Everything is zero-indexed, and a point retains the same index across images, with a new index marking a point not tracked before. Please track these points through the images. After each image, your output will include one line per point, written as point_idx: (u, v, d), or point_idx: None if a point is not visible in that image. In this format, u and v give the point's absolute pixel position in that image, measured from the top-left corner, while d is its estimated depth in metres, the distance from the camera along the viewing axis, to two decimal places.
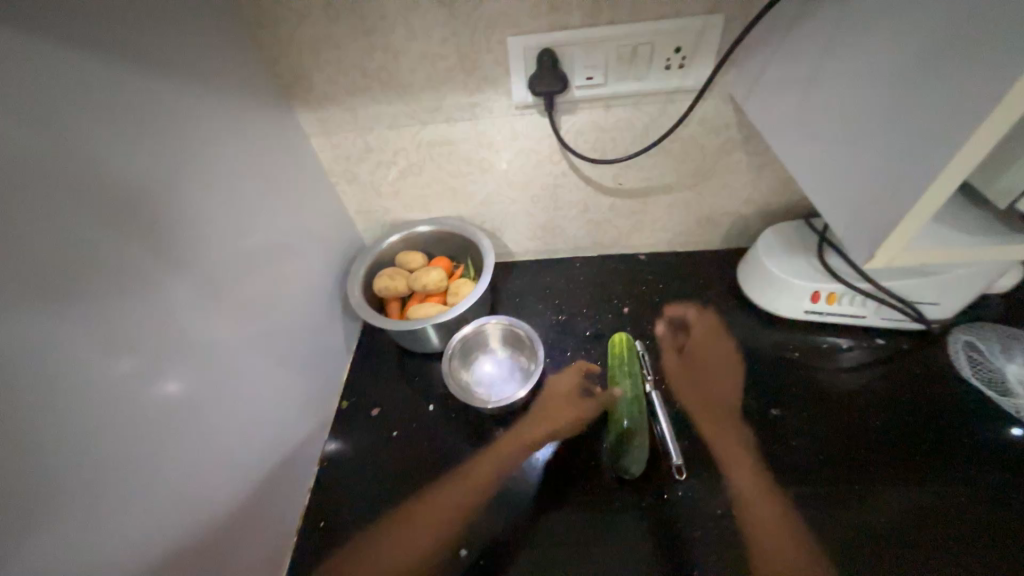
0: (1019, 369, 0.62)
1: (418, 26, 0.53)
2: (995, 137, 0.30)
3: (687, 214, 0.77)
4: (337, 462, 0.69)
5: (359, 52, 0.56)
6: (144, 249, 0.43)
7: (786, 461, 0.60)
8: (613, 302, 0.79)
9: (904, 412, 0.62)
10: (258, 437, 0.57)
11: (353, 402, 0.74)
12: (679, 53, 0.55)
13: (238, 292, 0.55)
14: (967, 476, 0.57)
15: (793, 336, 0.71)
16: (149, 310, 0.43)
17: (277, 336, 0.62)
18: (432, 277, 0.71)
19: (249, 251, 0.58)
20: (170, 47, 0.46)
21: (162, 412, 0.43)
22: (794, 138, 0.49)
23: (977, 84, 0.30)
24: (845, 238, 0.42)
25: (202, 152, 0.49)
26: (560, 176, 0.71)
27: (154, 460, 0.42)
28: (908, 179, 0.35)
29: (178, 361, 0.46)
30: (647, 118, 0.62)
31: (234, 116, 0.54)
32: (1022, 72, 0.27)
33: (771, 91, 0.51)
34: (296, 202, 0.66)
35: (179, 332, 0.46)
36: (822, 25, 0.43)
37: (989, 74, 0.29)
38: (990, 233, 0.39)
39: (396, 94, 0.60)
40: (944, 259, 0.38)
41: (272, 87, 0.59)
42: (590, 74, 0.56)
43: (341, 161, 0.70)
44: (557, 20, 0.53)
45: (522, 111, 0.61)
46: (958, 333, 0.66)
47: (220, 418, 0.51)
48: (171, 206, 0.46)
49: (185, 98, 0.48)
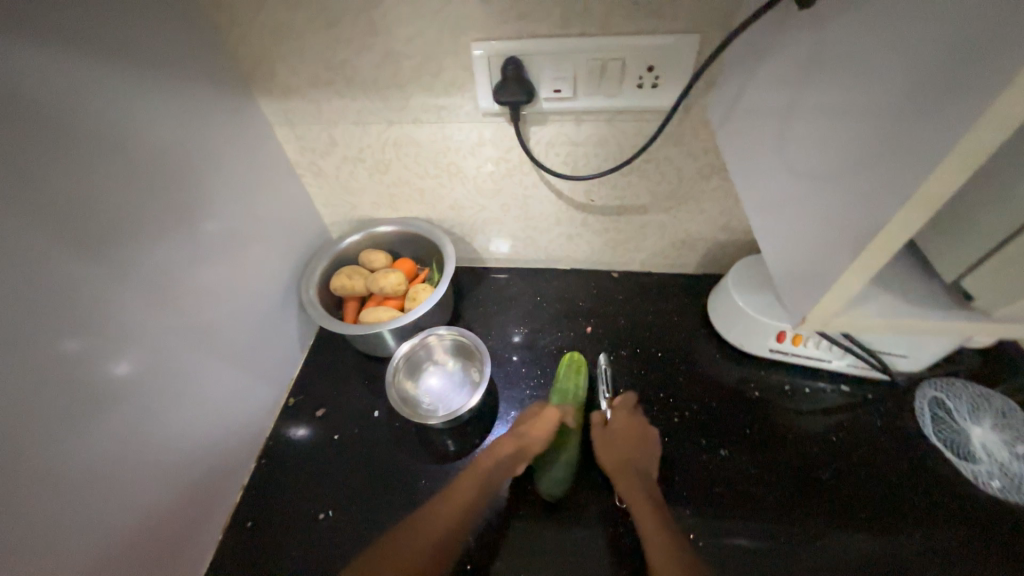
0: (983, 432, 0.60)
1: (381, 23, 0.51)
2: (926, 212, 0.27)
3: (662, 236, 0.74)
4: (275, 458, 0.68)
5: (322, 44, 0.54)
6: (100, 239, 0.45)
7: (728, 506, 0.58)
8: (578, 319, 0.77)
9: (858, 465, 0.60)
10: (201, 422, 0.59)
11: (300, 399, 0.74)
12: (653, 72, 0.52)
13: (193, 279, 0.57)
14: (914, 540, 0.54)
15: (756, 374, 0.69)
16: (103, 297, 0.46)
17: (235, 325, 0.64)
18: (392, 280, 0.70)
19: (203, 240, 0.58)
20: (113, 28, 0.45)
21: (107, 390, 0.47)
22: (756, 173, 0.46)
23: (915, 145, 0.27)
24: (789, 290, 0.40)
25: (142, 139, 0.48)
26: (530, 187, 0.69)
27: (98, 436, 0.46)
28: (842, 239, 0.32)
29: (133, 343, 0.50)
30: (618, 136, 0.60)
31: (186, 101, 0.53)
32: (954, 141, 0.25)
33: (739, 120, 0.49)
34: (255, 192, 0.65)
35: (127, 317, 0.49)
36: (789, 58, 0.40)
37: (926, 138, 0.26)
38: (939, 301, 0.36)
39: (360, 90, 0.58)
40: (883, 325, 0.36)
41: (233, 73, 0.58)
42: (558, 87, 0.54)
43: (307, 152, 0.68)
44: (525, 28, 0.50)
45: (490, 118, 0.59)
46: (927, 387, 0.64)
47: (167, 399, 0.54)
48: (103, 192, 0.45)
49: (126, 80, 0.46)
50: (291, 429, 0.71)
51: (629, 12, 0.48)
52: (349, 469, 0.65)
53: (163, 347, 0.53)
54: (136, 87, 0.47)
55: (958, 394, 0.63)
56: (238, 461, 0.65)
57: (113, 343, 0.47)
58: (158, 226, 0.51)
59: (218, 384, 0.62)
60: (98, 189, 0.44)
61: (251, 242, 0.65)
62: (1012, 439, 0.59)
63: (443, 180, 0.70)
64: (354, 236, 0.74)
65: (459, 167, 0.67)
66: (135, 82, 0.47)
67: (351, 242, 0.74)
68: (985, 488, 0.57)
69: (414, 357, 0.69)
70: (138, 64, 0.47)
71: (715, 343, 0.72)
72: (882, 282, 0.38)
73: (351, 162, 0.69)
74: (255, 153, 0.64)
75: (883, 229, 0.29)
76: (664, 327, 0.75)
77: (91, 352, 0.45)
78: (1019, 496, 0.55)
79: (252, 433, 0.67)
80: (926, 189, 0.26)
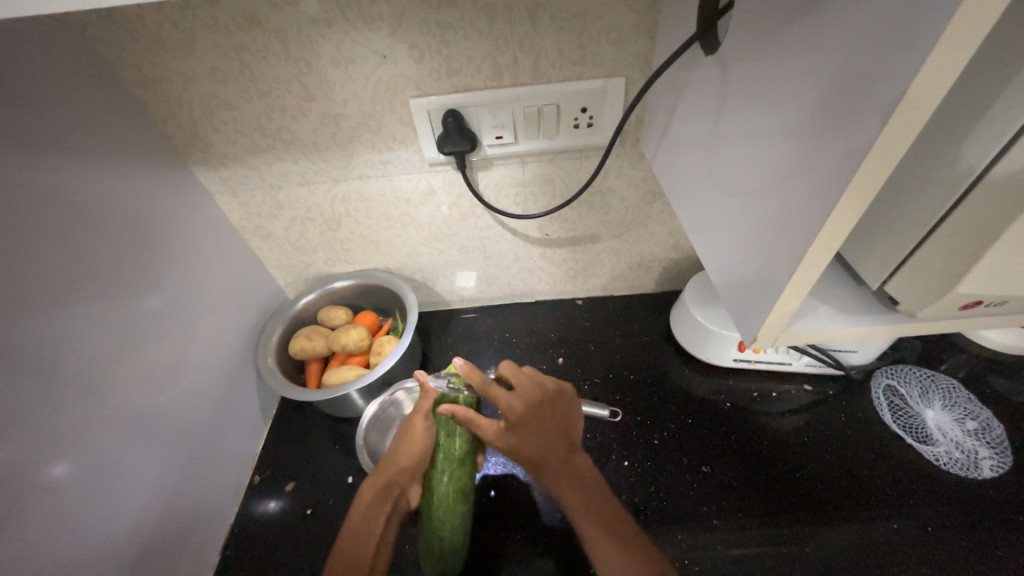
0: (936, 414, 0.64)
1: (316, 87, 0.52)
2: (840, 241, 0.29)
3: (618, 261, 0.77)
4: (241, 547, 0.63)
5: (256, 113, 0.54)
6: (29, 340, 0.42)
7: (716, 523, 0.57)
8: (548, 351, 0.77)
9: (829, 462, 0.61)
10: (149, 519, 0.53)
11: (266, 475, 0.69)
12: (586, 113, 0.55)
13: (139, 361, 0.53)
14: (894, 529, 0.55)
15: (726, 384, 0.71)
16: (29, 396, 0.42)
17: (188, 403, 0.60)
18: (352, 336, 0.68)
19: (151, 319, 0.55)
20: (32, 117, 0.43)
21: (40, 500, 0.42)
22: (687, 200, 0.49)
23: (804, 181, 0.30)
24: (735, 316, 0.41)
25: (73, 221, 0.46)
26: (484, 229, 0.70)
27: (26, 553, 0.41)
28: (772, 263, 0.34)
29: (72, 442, 0.45)
30: (563, 173, 0.62)
31: (117, 179, 0.51)
32: (830, 167, 0.27)
33: (669, 149, 0.51)
34: (199, 264, 0.62)
35: (56, 418, 0.44)
36: (698, 94, 0.43)
37: (811, 173, 0.29)
38: (869, 310, 0.39)
39: (302, 152, 0.58)
40: (820, 338, 0.38)
41: (165, 148, 0.56)
42: (499, 134, 0.56)
43: (252, 218, 0.67)
44: (460, 82, 0.52)
45: (436, 167, 0.60)
46: (881, 376, 0.68)
47: (111, 498, 0.49)
48: (30, 284, 0.42)
49: (48, 167, 0.44)
50: (259, 509, 0.66)
51: (553, 61, 0.51)
52: (325, 546, 0.61)
53: (107, 441, 0.49)
54: (56, 174, 0.45)
55: (908, 378, 0.68)
56: (197, 557, 0.59)
57: (46, 446, 0.43)
58: (93, 314, 0.47)
59: (173, 473, 0.57)
60: (17, 285, 0.41)
61: (200, 314, 0.62)
62: (962, 416, 0.63)
63: (396, 230, 0.69)
64: (311, 294, 0.72)
65: (412, 216, 0.67)
66: (60, 168, 0.45)
67: (307, 300, 0.72)
68: (947, 467, 0.59)
69: (384, 415, 0.68)
70: (57, 150, 0.45)
71: (682, 358, 0.74)
72: (819, 294, 0.41)
73: (299, 222, 0.68)
74: (198, 224, 0.61)
75: (803, 258, 0.30)
76: (633, 348, 0.76)
77: (17, 457, 0.41)
78: (977, 471, 0.59)
79: (212, 521, 0.62)
80: (834, 225, 0.28)
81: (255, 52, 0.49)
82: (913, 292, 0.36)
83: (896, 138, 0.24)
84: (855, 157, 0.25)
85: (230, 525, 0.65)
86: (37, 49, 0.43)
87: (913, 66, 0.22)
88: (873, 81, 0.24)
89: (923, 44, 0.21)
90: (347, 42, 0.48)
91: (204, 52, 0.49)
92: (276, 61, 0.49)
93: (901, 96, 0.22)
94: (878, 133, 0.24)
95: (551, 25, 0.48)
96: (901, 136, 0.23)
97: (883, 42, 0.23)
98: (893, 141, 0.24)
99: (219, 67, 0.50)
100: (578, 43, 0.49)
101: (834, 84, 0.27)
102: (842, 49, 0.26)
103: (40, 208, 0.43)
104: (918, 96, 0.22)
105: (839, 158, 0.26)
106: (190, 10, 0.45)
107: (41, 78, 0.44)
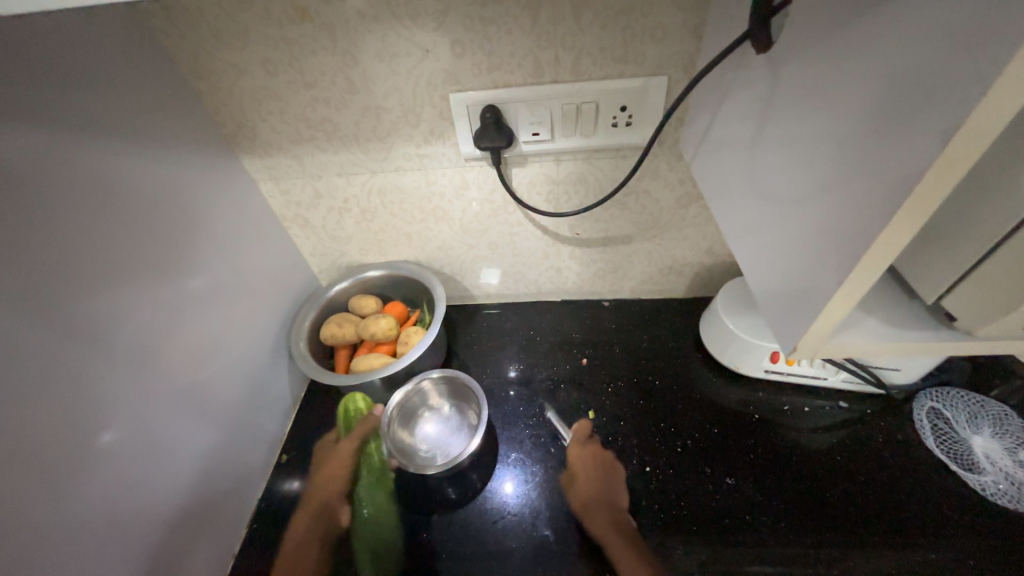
0: (986, 442, 0.60)
1: (359, 81, 0.53)
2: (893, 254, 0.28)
3: (649, 264, 0.76)
4: (268, 520, 0.65)
5: (301, 104, 0.56)
6: (84, 312, 0.45)
7: (738, 537, 0.56)
8: (573, 351, 0.77)
9: (863, 484, 0.59)
10: (185, 488, 0.56)
11: (292, 454, 0.72)
12: (625, 111, 0.54)
13: (181, 337, 0.55)
14: (930, 560, 0.52)
15: (755, 395, 0.69)
16: (84, 364, 0.45)
17: (225, 380, 0.62)
18: (381, 325, 0.69)
19: (195, 298, 0.57)
20: (97, 104, 0.46)
21: (90, 462, 0.45)
22: (727, 204, 0.47)
23: (859, 187, 0.28)
24: (775, 326, 0.40)
25: (128, 202, 0.49)
26: (515, 226, 0.70)
27: (75, 510, 0.43)
28: (818, 272, 0.33)
29: (119, 410, 0.48)
30: (597, 172, 0.61)
31: (170, 164, 0.54)
32: (889, 173, 0.26)
33: (710, 152, 0.50)
34: (241, 248, 0.65)
35: (105, 386, 0.46)
36: (744, 94, 0.42)
37: (868, 180, 0.28)
38: (921, 327, 0.37)
39: (343, 143, 0.60)
40: (864, 352, 0.36)
41: (216, 136, 0.59)
42: (536, 131, 0.56)
43: (292, 206, 0.69)
44: (500, 78, 0.52)
45: (471, 163, 0.61)
46: (925, 398, 0.65)
47: (151, 466, 0.51)
48: (88, 260, 0.45)
49: (109, 152, 0.47)
50: (285, 487, 0.68)
51: (595, 59, 0.50)
52: None
53: (150, 411, 0.51)
54: (117, 158, 0.48)
55: (954, 402, 0.64)
56: (227, 529, 0.62)
57: (96, 412, 0.46)
58: (142, 290, 0.50)
59: (207, 446, 0.59)
60: (78, 259, 0.44)
61: (240, 297, 0.65)
62: (1014, 446, 0.59)
63: (428, 223, 0.70)
64: (344, 282, 0.75)
65: (445, 210, 0.68)
66: (121, 152, 0.48)
67: (340, 288, 0.75)
68: (994, 498, 0.56)
69: (408, 403, 0.69)
70: (118, 136, 0.48)
71: (711, 367, 0.73)
72: (865, 308, 0.39)
73: (336, 212, 0.70)
74: (242, 210, 0.64)
75: (854, 268, 0.29)
76: (660, 353, 0.75)
77: (71, 421, 0.43)
78: None
79: (241, 496, 0.65)
80: (891, 234, 0.26)
81: (304, 45, 0.50)
82: (974, 306, 0.34)
83: (970, 142, 0.22)
84: (918, 165, 0.24)
85: (258, 500, 0.67)
86: (105, 40, 0.46)
87: (989, 70, 0.20)
88: (942, 85, 0.23)
89: (1005, 48, 0.20)
90: (392, 37, 0.49)
91: (257, 44, 0.51)
92: (323, 53, 0.51)
93: (975, 101, 0.21)
94: (949, 141, 0.22)
95: (594, 23, 0.47)
96: (973, 144, 0.22)
97: (956, 45, 0.22)
98: (963, 150, 0.22)
99: (268, 59, 0.52)
100: (622, 41, 0.49)
101: (897, 86, 0.25)
102: (910, 50, 0.25)
103: (101, 189, 0.46)
104: (993, 101, 0.21)
105: (899, 165, 0.25)
106: (246, 4, 0.47)
107: (107, 68, 0.47)
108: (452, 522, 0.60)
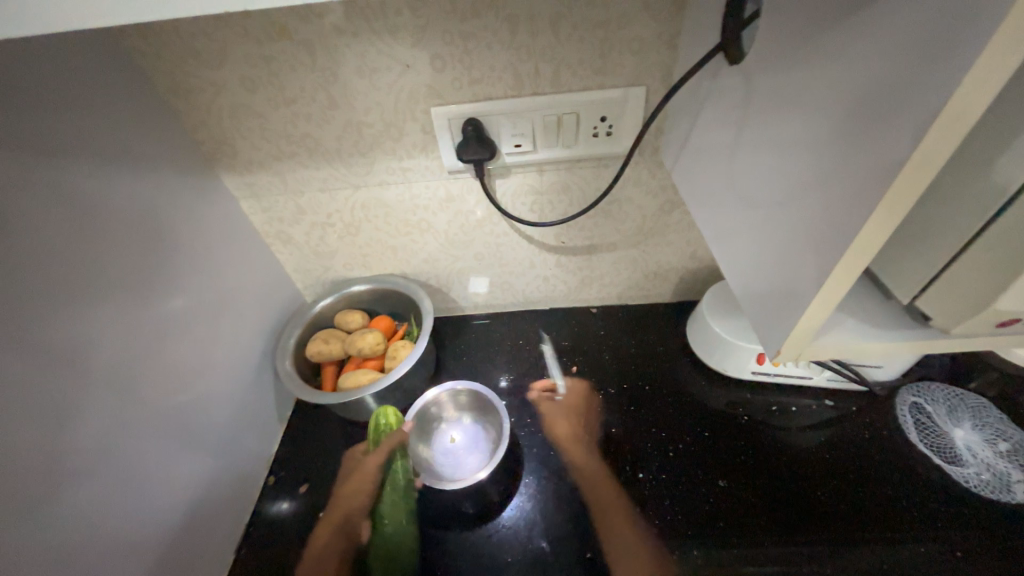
0: (966, 435, 0.62)
1: (341, 96, 0.53)
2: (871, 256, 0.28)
3: (634, 270, 0.76)
4: (256, 546, 0.63)
5: (282, 120, 0.55)
6: (59, 337, 0.43)
7: (734, 540, 0.56)
8: (563, 359, 0.77)
9: (853, 480, 0.60)
10: (170, 516, 0.54)
11: (280, 476, 0.70)
12: (606, 121, 0.55)
13: (164, 359, 0.54)
14: (921, 553, 0.53)
15: (743, 396, 0.69)
16: (60, 391, 0.43)
17: (211, 402, 0.60)
18: (369, 340, 0.68)
19: (178, 318, 0.56)
20: (70, 125, 0.45)
21: (68, 493, 0.43)
22: (707, 210, 0.48)
23: (835, 192, 0.29)
24: (759, 329, 0.40)
25: (105, 224, 0.47)
26: (501, 236, 0.70)
27: (52, 545, 0.41)
28: (800, 275, 0.33)
29: (99, 437, 0.46)
30: (580, 182, 0.62)
31: (148, 185, 0.52)
32: (864, 178, 0.27)
33: (690, 159, 0.51)
34: (223, 267, 0.63)
35: (84, 412, 0.45)
36: (720, 103, 0.43)
37: (843, 185, 0.28)
38: (899, 325, 0.38)
39: (325, 159, 0.59)
40: (846, 352, 0.37)
41: (194, 154, 0.58)
42: (519, 142, 0.57)
43: (274, 223, 0.68)
44: (481, 91, 0.53)
45: (455, 175, 0.61)
46: (907, 393, 0.66)
47: (134, 494, 0.50)
48: (64, 283, 0.44)
49: (83, 173, 0.46)
50: (273, 510, 0.66)
51: (575, 70, 0.51)
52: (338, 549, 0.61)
53: (132, 437, 0.49)
54: (92, 180, 0.46)
55: (935, 397, 0.65)
56: (215, 557, 0.60)
57: (75, 440, 0.44)
58: (122, 313, 0.49)
59: (193, 471, 0.57)
60: (52, 283, 0.43)
61: (223, 316, 0.63)
62: (993, 437, 0.61)
63: (413, 236, 0.70)
64: (329, 298, 0.74)
65: (429, 223, 0.68)
66: (96, 173, 0.47)
67: (325, 304, 0.73)
68: (977, 490, 0.57)
69: (427, 415, 0.70)
70: (93, 157, 0.47)
71: (699, 370, 0.73)
72: (846, 309, 0.40)
73: (319, 227, 0.69)
74: (222, 228, 0.63)
75: (836, 270, 0.30)
76: (649, 358, 0.76)
77: (47, 451, 0.41)
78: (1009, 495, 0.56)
79: (229, 521, 0.62)
80: (869, 236, 0.27)
81: (283, 62, 0.50)
82: (944, 306, 0.35)
83: (939, 146, 0.23)
84: (891, 169, 0.25)
85: (246, 526, 0.65)
86: (77, 59, 0.45)
87: (954, 79, 0.21)
88: (910, 94, 0.24)
89: (966, 58, 0.21)
90: (373, 52, 0.49)
91: (236, 62, 0.50)
92: (303, 69, 0.51)
93: (942, 107, 0.22)
94: (918, 146, 0.23)
95: (573, 36, 0.48)
96: (940, 148, 0.23)
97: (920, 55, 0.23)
98: (932, 154, 0.23)
99: (248, 76, 0.51)
100: (601, 53, 0.50)
101: (867, 95, 0.26)
102: (876, 61, 0.26)
103: (76, 211, 0.45)
104: (958, 108, 0.22)
105: (872, 170, 0.26)
106: (224, 22, 0.47)
107: (80, 88, 0.46)
108: (447, 538, 0.59)
